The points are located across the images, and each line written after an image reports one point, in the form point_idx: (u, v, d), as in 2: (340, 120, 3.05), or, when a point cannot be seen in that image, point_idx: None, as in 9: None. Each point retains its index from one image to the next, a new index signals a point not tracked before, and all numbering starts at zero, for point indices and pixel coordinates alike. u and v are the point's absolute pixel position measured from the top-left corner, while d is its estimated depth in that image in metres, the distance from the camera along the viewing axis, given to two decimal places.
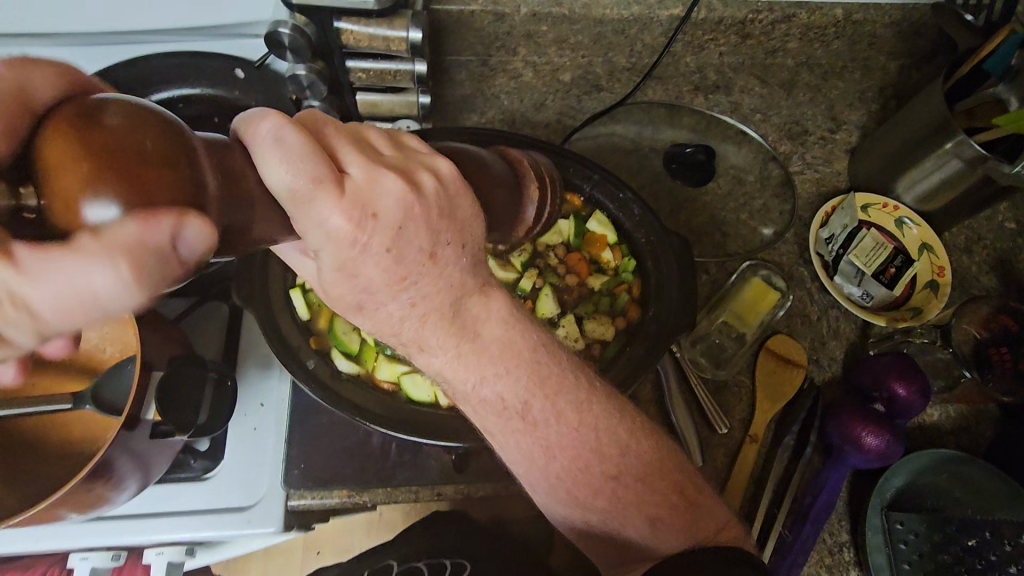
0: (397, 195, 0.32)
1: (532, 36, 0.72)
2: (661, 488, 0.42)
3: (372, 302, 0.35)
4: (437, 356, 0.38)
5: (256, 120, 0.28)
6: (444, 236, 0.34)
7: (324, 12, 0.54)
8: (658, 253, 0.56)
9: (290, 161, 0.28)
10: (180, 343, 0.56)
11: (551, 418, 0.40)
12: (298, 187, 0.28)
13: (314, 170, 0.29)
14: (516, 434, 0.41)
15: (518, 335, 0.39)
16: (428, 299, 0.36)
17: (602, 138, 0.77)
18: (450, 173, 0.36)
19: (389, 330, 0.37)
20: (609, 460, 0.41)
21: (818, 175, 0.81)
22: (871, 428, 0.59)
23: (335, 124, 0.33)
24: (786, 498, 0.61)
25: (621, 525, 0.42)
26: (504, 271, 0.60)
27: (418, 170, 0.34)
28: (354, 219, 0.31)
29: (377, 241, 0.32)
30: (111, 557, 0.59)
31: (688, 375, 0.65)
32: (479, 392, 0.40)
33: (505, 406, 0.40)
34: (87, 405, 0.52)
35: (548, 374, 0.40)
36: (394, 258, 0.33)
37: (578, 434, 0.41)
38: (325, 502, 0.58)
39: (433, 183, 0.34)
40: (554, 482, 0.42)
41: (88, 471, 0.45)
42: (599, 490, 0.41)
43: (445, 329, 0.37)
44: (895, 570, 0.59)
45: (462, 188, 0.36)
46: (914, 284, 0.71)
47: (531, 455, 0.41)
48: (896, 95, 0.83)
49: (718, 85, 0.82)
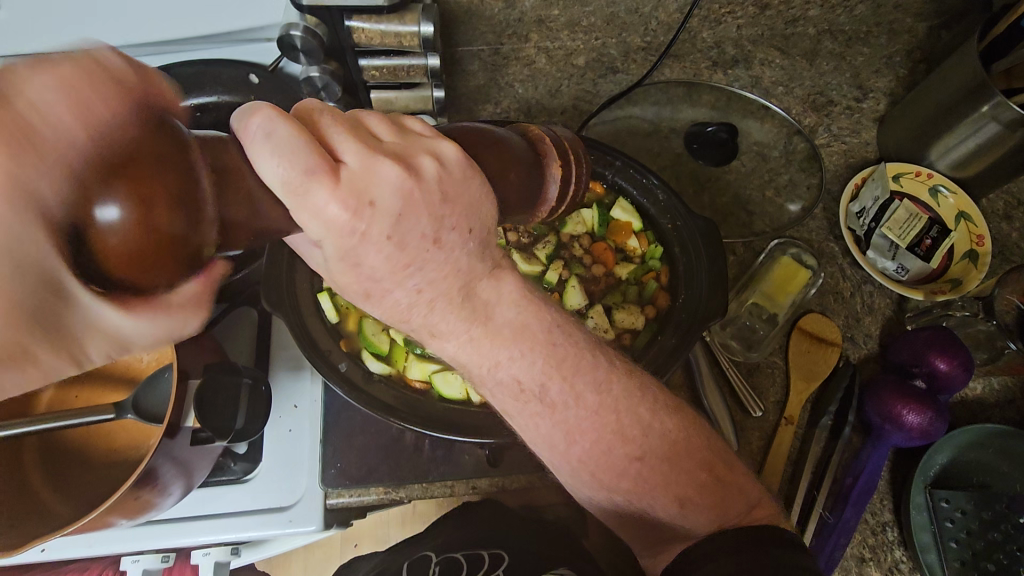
0: (395, 180, 0.30)
1: (543, 22, 0.71)
2: (689, 468, 0.41)
3: (378, 290, 0.33)
4: (448, 342, 0.37)
5: (245, 118, 0.27)
6: (448, 221, 0.33)
7: (333, 11, 0.54)
8: (685, 239, 0.55)
9: (279, 155, 0.26)
10: (213, 350, 0.57)
11: (570, 399, 0.39)
12: (291, 179, 0.27)
13: (306, 162, 0.27)
14: (534, 418, 0.39)
15: (528, 320, 0.38)
16: (436, 284, 0.34)
17: (620, 122, 0.76)
18: (455, 155, 0.33)
19: (399, 318, 0.36)
20: (632, 441, 0.40)
21: (846, 146, 0.78)
22: (912, 406, 0.58)
23: (331, 111, 0.31)
24: (826, 479, 0.60)
25: (651, 508, 0.41)
26: (530, 264, 0.59)
27: (419, 153, 0.32)
28: (351, 209, 0.29)
29: (377, 230, 0.30)
30: (161, 559, 0.60)
31: (720, 360, 0.64)
32: (494, 374, 0.38)
33: (522, 389, 0.38)
34: (129, 415, 0.53)
35: (561, 355, 0.38)
36: (397, 246, 0.31)
37: (598, 418, 0.39)
38: (364, 499, 0.59)
39: (434, 167, 0.32)
40: (576, 464, 0.40)
41: (134, 480, 0.46)
42: (624, 472, 0.40)
43: (459, 313, 0.36)
44: (941, 549, 0.58)
45: (469, 170, 0.33)
46: (951, 256, 0.68)
47: (551, 440, 0.40)
48: (925, 58, 0.79)
49: (737, 59, 0.80)
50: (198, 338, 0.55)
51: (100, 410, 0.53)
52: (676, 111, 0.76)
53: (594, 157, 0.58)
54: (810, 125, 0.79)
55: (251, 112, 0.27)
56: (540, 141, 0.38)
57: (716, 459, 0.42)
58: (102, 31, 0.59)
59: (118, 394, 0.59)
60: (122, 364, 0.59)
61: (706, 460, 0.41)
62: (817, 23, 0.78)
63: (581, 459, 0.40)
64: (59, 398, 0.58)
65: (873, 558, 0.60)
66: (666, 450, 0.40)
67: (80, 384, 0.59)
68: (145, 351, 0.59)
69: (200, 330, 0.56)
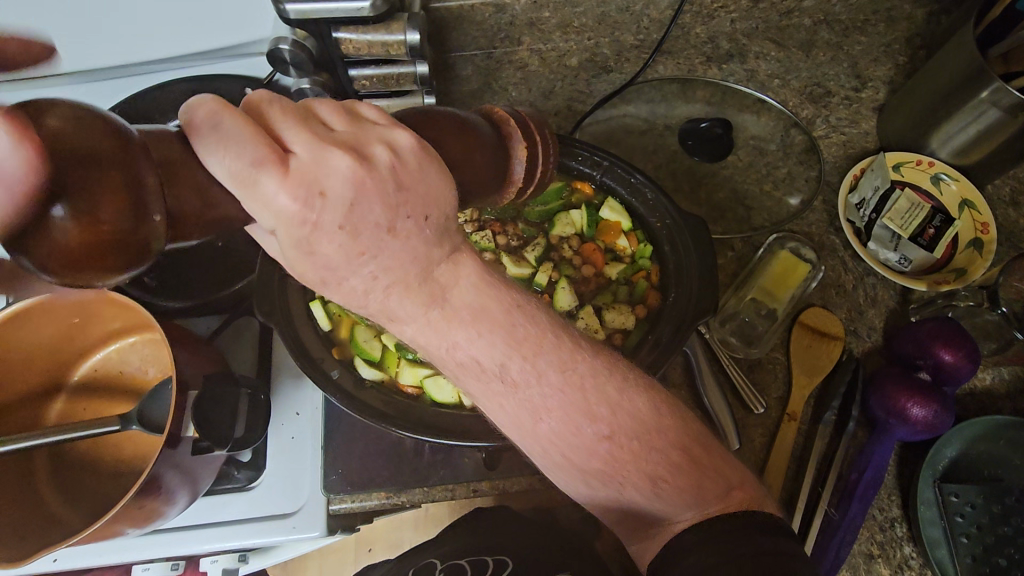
0: (346, 171, 0.31)
1: (535, 24, 0.72)
2: (659, 446, 0.40)
3: (335, 277, 0.33)
4: (407, 326, 0.37)
5: (196, 112, 0.29)
6: (404, 209, 0.33)
7: (320, 23, 0.54)
8: (675, 237, 0.54)
9: (227, 148, 0.29)
10: (215, 361, 0.57)
11: (532, 377, 0.38)
12: (237, 169, 0.29)
13: (254, 153, 0.29)
14: (498, 398, 0.39)
15: (490, 301, 0.37)
16: (392, 271, 0.34)
17: (615, 120, 0.76)
18: (410, 144, 0.34)
19: (356, 304, 0.36)
20: (600, 420, 0.39)
21: (845, 137, 0.77)
22: (917, 399, 0.57)
23: (285, 105, 0.32)
24: (830, 475, 0.59)
25: (624, 490, 0.41)
26: (519, 267, 0.59)
27: (373, 142, 0.33)
28: (300, 199, 0.30)
29: (329, 220, 0.31)
30: (170, 567, 0.61)
31: (718, 355, 0.63)
32: (454, 355, 0.38)
33: (483, 370, 0.38)
34: (134, 426, 0.54)
35: (523, 335, 0.38)
36: (350, 236, 0.32)
37: (563, 396, 0.39)
38: (365, 505, 0.60)
39: (388, 156, 0.33)
40: (545, 445, 0.40)
41: (138, 488, 0.47)
42: (593, 453, 0.40)
43: (415, 298, 0.36)
44: (952, 544, 0.57)
45: (426, 157, 0.34)
46: (956, 244, 0.67)
47: (518, 418, 0.40)
48: (924, 45, 0.78)
49: (732, 53, 0.79)
50: (198, 350, 0.56)
51: (106, 421, 0.54)
52: (671, 108, 0.76)
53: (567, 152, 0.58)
54: (807, 117, 0.78)
55: (200, 109, 0.29)
56: (506, 124, 0.41)
57: (708, 455, 0.41)
58: (102, 54, 0.61)
59: (125, 405, 0.60)
60: (127, 376, 0.60)
61: (691, 455, 0.40)
62: (813, 13, 0.78)
63: (560, 447, 0.40)
64: (68, 411, 0.60)
65: (882, 554, 0.59)
66: (639, 431, 0.40)
67: (88, 396, 0.60)
68: (149, 363, 0.61)
69: (201, 341, 0.57)
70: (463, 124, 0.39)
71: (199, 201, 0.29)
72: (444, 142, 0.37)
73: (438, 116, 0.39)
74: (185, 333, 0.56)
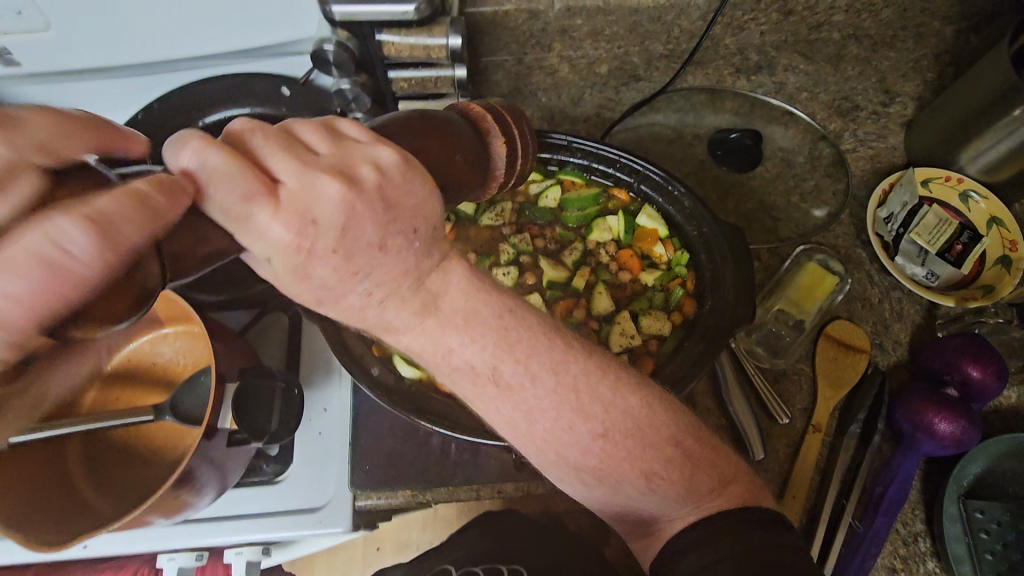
0: (336, 196, 0.29)
1: (566, 31, 0.71)
2: (656, 443, 0.38)
3: (331, 297, 0.32)
4: (404, 335, 0.35)
5: (179, 150, 0.28)
6: (394, 226, 0.31)
7: (365, 25, 0.55)
8: (712, 246, 0.55)
9: (216, 184, 0.28)
10: (248, 355, 0.58)
11: (527, 380, 0.36)
12: (229, 205, 0.28)
13: (244, 187, 0.28)
14: (496, 401, 0.37)
15: (481, 302, 0.35)
16: (383, 284, 0.32)
17: (643, 129, 0.77)
18: (394, 161, 0.32)
19: (355, 318, 0.34)
20: (593, 418, 0.37)
21: (872, 151, 0.78)
22: (944, 415, 0.57)
23: (263, 132, 0.30)
24: (855, 488, 0.59)
25: (619, 487, 0.38)
26: (556, 270, 0.60)
27: (358, 161, 0.31)
28: (292, 229, 0.29)
29: (322, 245, 0.30)
30: (195, 557, 0.62)
31: (745, 367, 0.64)
32: (450, 361, 0.35)
33: (477, 374, 0.36)
34: (166, 417, 0.56)
35: (515, 339, 0.35)
36: (343, 258, 0.30)
37: (557, 398, 0.36)
38: (391, 501, 0.60)
39: (375, 175, 0.31)
40: (540, 444, 0.38)
41: (174, 480, 0.48)
42: (586, 451, 0.37)
43: (410, 308, 0.34)
44: (977, 562, 0.57)
45: (411, 176, 0.32)
46: (983, 261, 0.67)
47: (514, 420, 0.37)
48: (953, 62, 0.79)
49: (761, 65, 0.79)
50: (231, 343, 0.57)
51: (140, 411, 0.55)
52: (699, 117, 0.77)
53: (581, 157, 0.60)
54: (836, 129, 0.79)
55: (184, 145, 0.28)
56: (484, 121, 0.41)
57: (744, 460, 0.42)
58: (144, 47, 0.62)
59: (155, 396, 0.61)
60: (160, 367, 0.61)
61: (729, 461, 0.41)
62: (843, 28, 0.77)
63: (552, 445, 0.37)
64: (101, 399, 0.60)
65: (905, 569, 0.59)
66: (630, 427, 0.37)
67: (118, 387, 0.61)
68: (182, 354, 0.62)
69: (235, 335, 0.58)
70: (440, 126, 0.38)
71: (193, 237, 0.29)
72: (429, 148, 0.37)
73: (414, 121, 0.38)
74: (221, 326, 0.57)
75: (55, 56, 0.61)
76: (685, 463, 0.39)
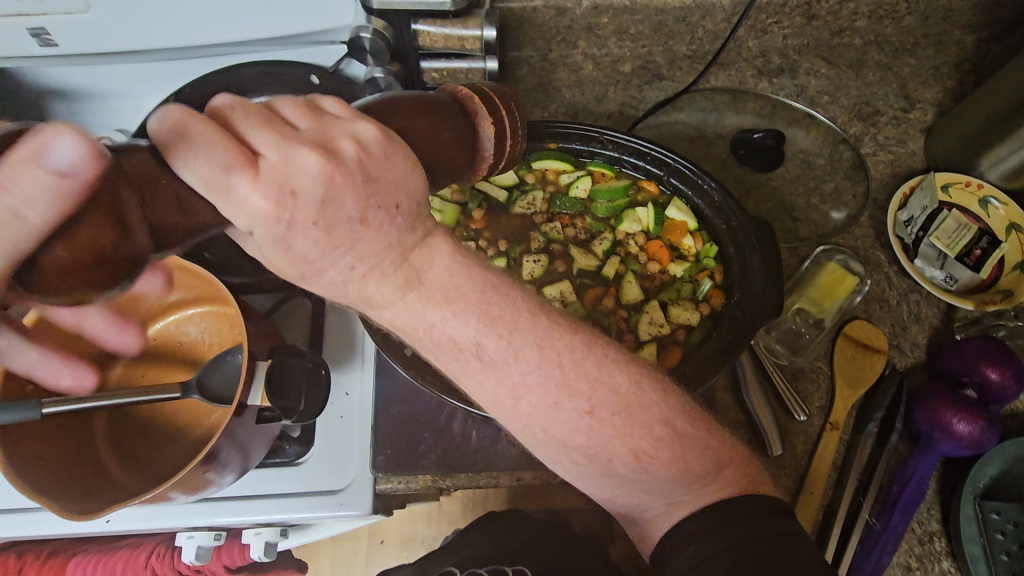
0: (316, 168, 0.29)
1: (592, 29, 0.72)
2: (646, 421, 0.38)
3: (313, 270, 0.31)
4: (385, 311, 0.35)
5: (159, 126, 0.27)
6: (375, 200, 0.30)
7: (400, 15, 0.56)
8: (739, 239, 0.56)
9: (194, 155, 0.27)
10: (272, 335, 0.59)
11: (508, 355, 0.36)
12: (207, 176, 0.27)
13: (222, 157, 0.27)
14: (478, 374, 0.36)
15: (462, 279, 0.34)
16: (369, 259, 0.32)
17: (665, 127, 0.78)
18: (376, 135, 0.31)
19: (337, 294, 0.34)
20: (624, 399, 0.38)
21: (891, 156, 0.78)
22: (963, 416, 0.58)
23: (243, 106, 0.29)
24: (872, 486, 0.60)
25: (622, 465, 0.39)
26: (586, 259, 0.61)
27: (338, 135, 0.30)
28: (272, 199, 0.28)
29: (302, 217, 0.29)
30: (213, 537, 0.63)
31: (764, 364, 0.64)
32: (431, 335, 0.35)
33: (459, 349, 0.35)
34: (194, 395, 0.56)
35: (498, 312, 0.35)
36: (324, 231, 0.30)
37: (548, 373, 0.36)
38: (411, 486, 0.61)
39: (355, 149, 0.30)
40: (525, 420, 0.38)
41: (202, 457, 0.49)
42: (573, 428, 0.37)
43: (391, 282, 0.33)
44: (992, 562, 0.57)
45: (395, 150, 0.31)
46: (1002, 267, 0.68)
47: (496, 396, 0.37)
48: (973, 70, 0.79)
49: (783, 68, 0.80)
50: (257, 324, 0.57)
51: (167, 388, 0.55)
52: (721, 117, 0.77)
53: (612, 149, 0.61)
54: (855, 134, 0.79)
55: (165, 119, 0.27)
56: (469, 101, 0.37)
57: None
58: (178, 31, 0.63)
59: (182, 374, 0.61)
60: (185, 346, 0.62)
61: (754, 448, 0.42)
62: (864, 34, 0.79)
63: (542, 421, 0.37)
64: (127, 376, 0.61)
65: (920, 568, 0.60)
66: (618, 404, 0.37)
67: (145, 364, 0.62)
68: (207, 334, 0.62)
69: (259, 315, 0.59)
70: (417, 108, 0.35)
71: (177, 209, 0.27)
72: (413, 129, 0.34)
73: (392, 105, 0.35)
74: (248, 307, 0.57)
75: (92, 39, 0.62)
76: (709, 449, 0.39)
